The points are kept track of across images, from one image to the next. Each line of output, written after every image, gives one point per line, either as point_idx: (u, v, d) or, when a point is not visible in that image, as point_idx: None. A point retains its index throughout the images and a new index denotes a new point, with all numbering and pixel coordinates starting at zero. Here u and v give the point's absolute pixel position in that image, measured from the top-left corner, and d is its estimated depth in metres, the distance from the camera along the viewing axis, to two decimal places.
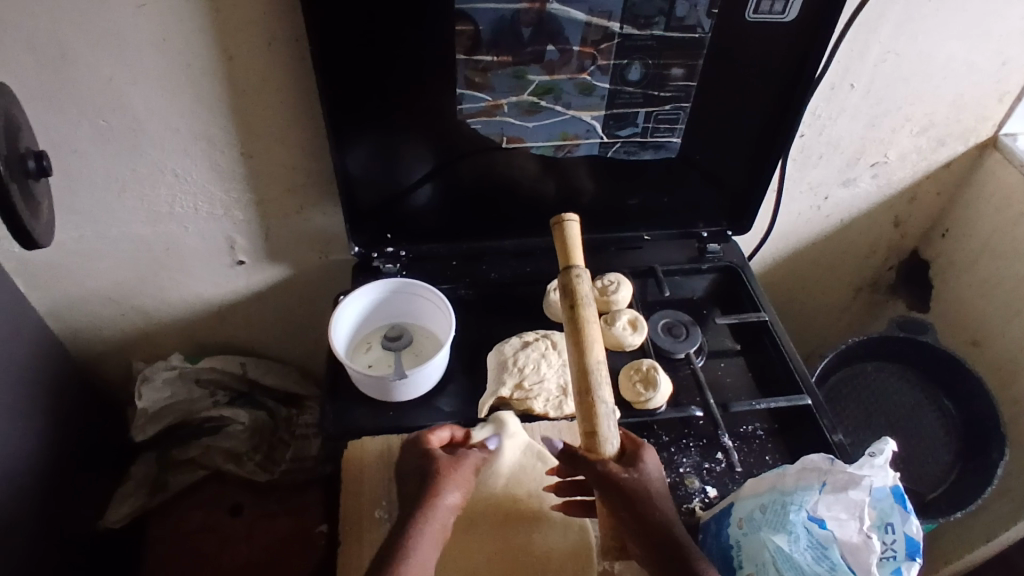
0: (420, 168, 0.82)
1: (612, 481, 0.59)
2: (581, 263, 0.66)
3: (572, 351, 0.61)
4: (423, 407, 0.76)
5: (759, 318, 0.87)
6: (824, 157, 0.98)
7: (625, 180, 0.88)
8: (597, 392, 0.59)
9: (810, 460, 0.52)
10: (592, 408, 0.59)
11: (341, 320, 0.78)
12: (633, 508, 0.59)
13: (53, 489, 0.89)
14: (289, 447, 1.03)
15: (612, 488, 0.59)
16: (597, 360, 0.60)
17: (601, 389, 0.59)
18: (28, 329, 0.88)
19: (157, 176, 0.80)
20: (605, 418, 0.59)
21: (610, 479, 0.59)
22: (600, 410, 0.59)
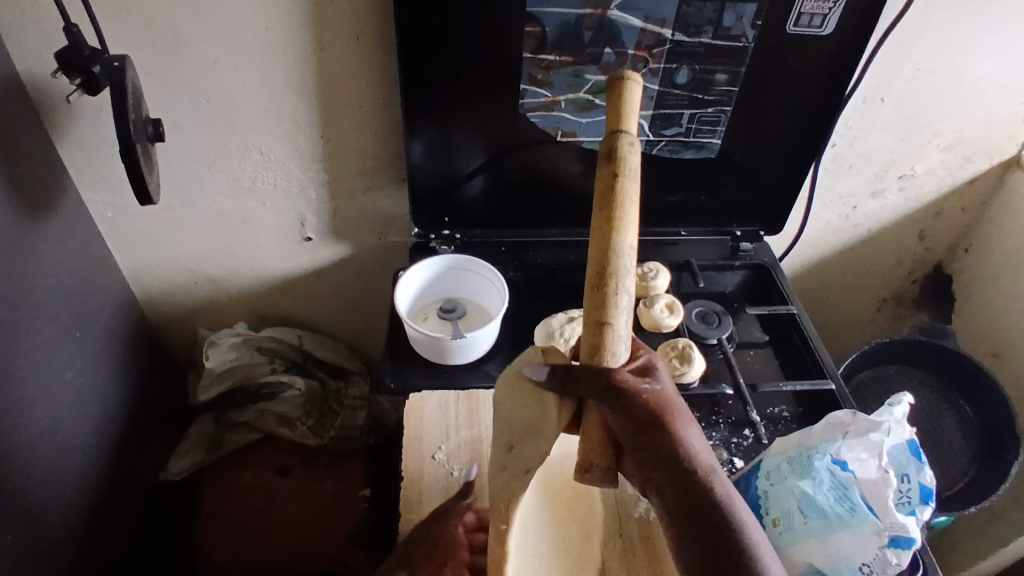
0: (481, 157, 0.90)
1: (629, 399, 0.46)
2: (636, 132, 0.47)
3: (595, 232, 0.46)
4: (474, 372, 0.84)
5: (789, 312, 0.93)
6: (854, 167, 1.04)
7: (666, 178, 0.96)
8: (618, 277, 0.46)
9: (834, 417, 0.59)
10: (604, 304, 0.46)
11: (404, 289, 0.86)
12: (640, 422, 0.46)
13: (125, 436, 0.97)
14: (338, 415, 1.10)
15: (628, 404, 0.46)
16: (626, 243, 0.46)
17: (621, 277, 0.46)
18: (114, 288, 0.97)
19: (244, 153, 0.89)
20: (623, 313, 0.47)
21: (625, 392, 0.46)
22: (618, 299, 0.46)
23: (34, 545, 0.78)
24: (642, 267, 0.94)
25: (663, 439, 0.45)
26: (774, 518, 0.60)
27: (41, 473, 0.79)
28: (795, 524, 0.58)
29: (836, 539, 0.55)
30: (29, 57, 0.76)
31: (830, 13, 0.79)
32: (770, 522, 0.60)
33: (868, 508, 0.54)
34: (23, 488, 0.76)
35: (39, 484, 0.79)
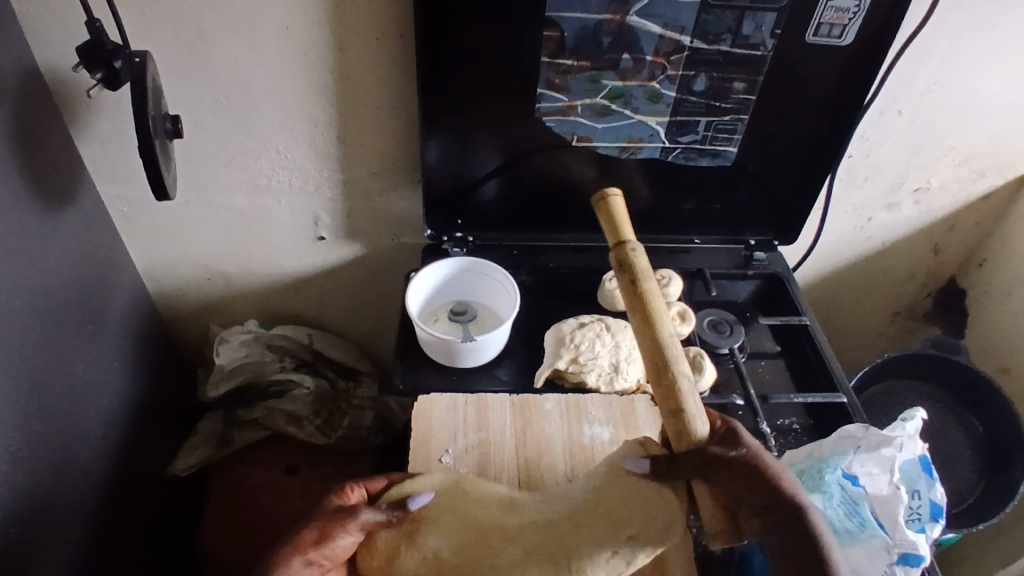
0: (495, 160, 0.90)
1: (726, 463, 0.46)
2: (632, 235, 0.53)
3: (638, 330, 0.49)
4: (483, 375, 0.84)
5: (801, 322, 0.92)
6: (870, 179, 1.04)
7: (681, 185, 0.95)
8: (676, 368, 0.47)
9: (846, 430, 0.58)
10: (670, 391, 0.47)
11: (416, 289, 0.86)
12: (749, 486, 0.46)
13: (134, 428, 0.98)
14: (346, 415, 1.11)
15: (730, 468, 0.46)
16: (672, 332, 0.48)
17: (679, 364, 0.47)
18: (128, 282, 0.98)
19: (261, 151, 0.89)
20: (691, 397, 0.47)
21: (721, 460, 0.46)
22: (682, 386, 0.47)
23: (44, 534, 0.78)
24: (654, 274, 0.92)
25: (772, 497, 0.46)
26: None
27: (52, 464, 0.80)
28: None
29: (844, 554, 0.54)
30: (52, 51, 0.76)
31: (850, 23, 0.78)
32: None
33: (878, 524, 0.54)
34: (33, 479, 0.77)
35: (50, 475, 0.80)
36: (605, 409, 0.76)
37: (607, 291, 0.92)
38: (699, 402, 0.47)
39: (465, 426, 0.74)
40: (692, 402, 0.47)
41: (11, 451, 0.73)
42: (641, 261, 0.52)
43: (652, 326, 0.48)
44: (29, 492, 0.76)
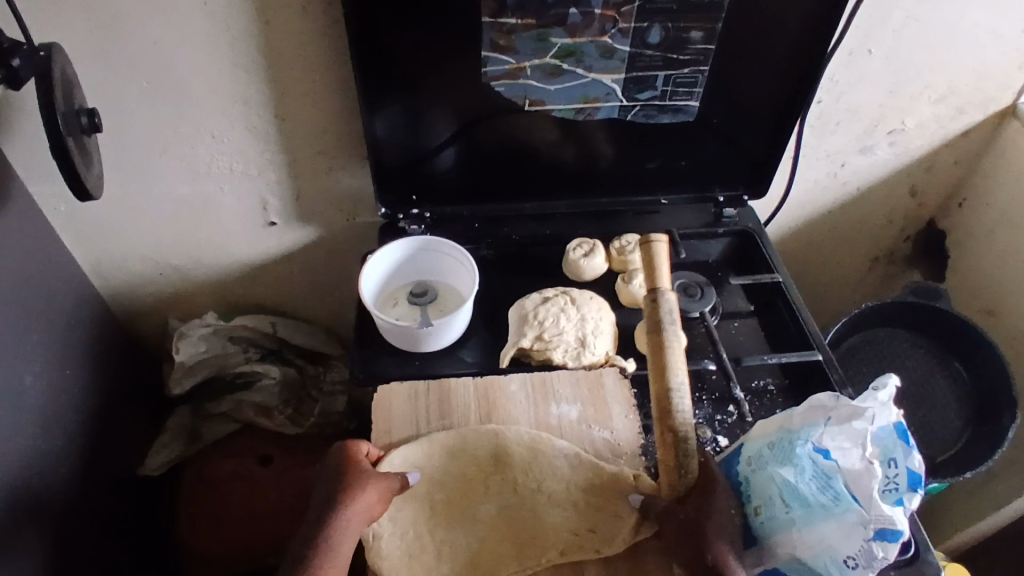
0: (444, 131, 0.85)
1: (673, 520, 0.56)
2: (666, 283, 0.60)
3: (653, 376, 0.57)
4: (446, 357, 0.81)
5: (773, 279, 0.90)
6: (842, 123, 1.00)
7: (644, 143, 0.91)
8: (676, 419, 0.55)
9: (817, 400, 0.56)
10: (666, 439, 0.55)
11: (370, 274, 0.82)
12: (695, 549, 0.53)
13: (96, 433, 0.95)
14: (317, 402, 1.09)
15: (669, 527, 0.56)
16: (678, 384, 0.55)
17: (678, 418, 0.55)
18: (73, 283, 0.94)
19: (196, 137, 0.84)
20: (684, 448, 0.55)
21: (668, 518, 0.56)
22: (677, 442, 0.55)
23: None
24: (618, 240, 0.88)
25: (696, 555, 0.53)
26: (755, 506, 0.57)
27: (4, 483, 0.77)
28: (777, 513, 0.55)
29: (818, 530, 0.52)
30: None
31: None
32: (752, 510, 0.58)
33: (852, 498, 0.51)
34: None
35: (5, 494, 0.77)
36: (572, 386, 0.73)
37: (572, 262, 0.87)
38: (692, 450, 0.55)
39: (427, 415, 0.71)
40: (685, 454, 0.55)
41: None
42: (665, 307, 0.58)
43: (663, 377, 0.56)
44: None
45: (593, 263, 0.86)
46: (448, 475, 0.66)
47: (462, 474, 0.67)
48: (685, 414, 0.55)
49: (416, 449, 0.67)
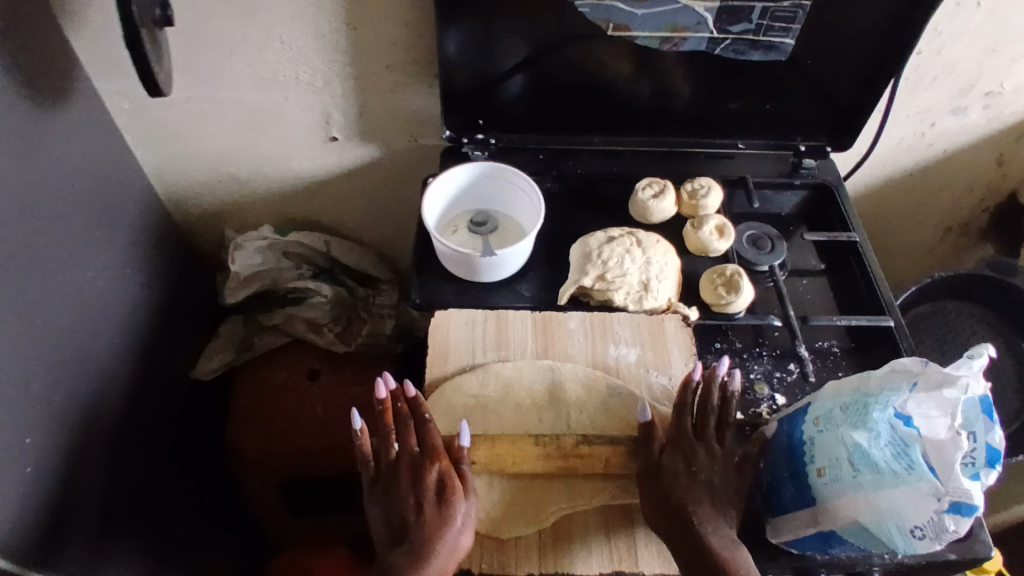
0: (515, 55, 0.81)
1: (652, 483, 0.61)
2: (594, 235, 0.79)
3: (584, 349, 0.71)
4: (504, 289, 0.79)
5: (850, 238, 0.85)
6: (937, 80, 0.93)
7: (727, 81, 0.85)
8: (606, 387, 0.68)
9: (901, 363, 0.53)
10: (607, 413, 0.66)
11: (432, 199, 0.80)
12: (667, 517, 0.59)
13: (153, 334, 0.97)
14: (366, 323, 1.09)
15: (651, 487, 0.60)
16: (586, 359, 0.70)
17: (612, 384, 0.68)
18: (135, 185, 0.94)
19: (265, 42, 0.81)
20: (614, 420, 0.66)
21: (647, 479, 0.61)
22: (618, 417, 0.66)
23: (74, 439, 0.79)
24: (691, 183, 0.84)
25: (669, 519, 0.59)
26: (819, 467, 0.56)
27: (72, 373, 0.79)
28: (843, 475, 0.53)
29: (884, 496, 0.51)
30: None
31: None
32: (815, 471, 0.56)
33: (928, 468, 0.49)
34: (54, 388, 0.76)
35: (72, 383, 0.79)
36: (632, 329, 0.72)
37: (640, 203, 0.83)
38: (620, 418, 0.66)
39: (485, 342, 0.71)
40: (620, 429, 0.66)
41: (29, 362, 0.72)
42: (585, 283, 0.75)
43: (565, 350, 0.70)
44: (51, 400, 0.75)
45: (662, 206, 0.82)
46: (503, 408, 0.66)
47: (520, 407, 0.66)
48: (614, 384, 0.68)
49: (471, 380, 0.67)
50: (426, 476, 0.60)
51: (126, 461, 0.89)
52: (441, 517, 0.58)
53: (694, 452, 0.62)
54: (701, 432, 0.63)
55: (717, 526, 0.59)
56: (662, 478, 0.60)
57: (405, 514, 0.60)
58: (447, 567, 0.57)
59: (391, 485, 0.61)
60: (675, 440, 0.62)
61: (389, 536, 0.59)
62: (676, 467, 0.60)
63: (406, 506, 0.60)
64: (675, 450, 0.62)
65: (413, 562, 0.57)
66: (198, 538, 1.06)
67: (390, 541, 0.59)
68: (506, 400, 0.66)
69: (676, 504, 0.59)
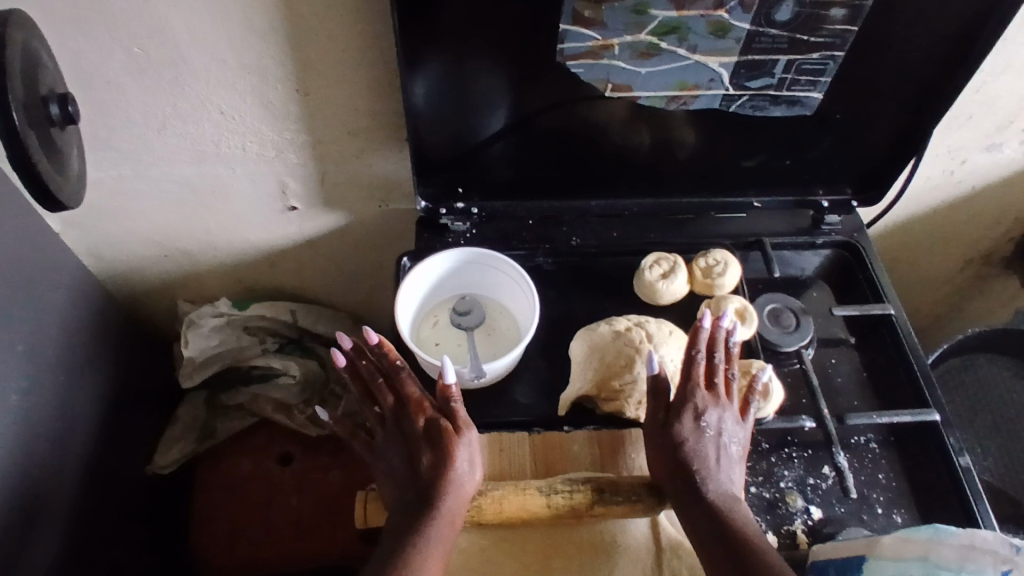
0: (499, 117, 0.70)
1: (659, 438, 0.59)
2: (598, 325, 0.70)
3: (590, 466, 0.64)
4: (496, 395, 0.68)
5: (884, 312, 0.76)
6: (974, 118, 0.82)
7: (742, 137, 0.75)
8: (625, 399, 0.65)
9: (983, 539, 0.46)
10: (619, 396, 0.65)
11: (409, 293, 0.69)
12: (674, 466, 0.58)
13: (101, 435, 0.86)
14: (340, 400, 0.96)
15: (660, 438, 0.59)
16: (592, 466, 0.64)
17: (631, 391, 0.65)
18: (66, 271, 0.81)
19: (201, 113, 0.69)
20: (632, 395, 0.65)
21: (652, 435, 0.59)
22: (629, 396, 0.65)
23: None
24: (705, 257, 0.73)
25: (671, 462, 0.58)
26: None
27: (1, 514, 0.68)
28: None
29: None
30: None
31: None
32: None
33: None
34: None
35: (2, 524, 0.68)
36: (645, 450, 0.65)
37: (646, 283, 0.73)
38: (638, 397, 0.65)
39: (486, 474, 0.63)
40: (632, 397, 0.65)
41: None
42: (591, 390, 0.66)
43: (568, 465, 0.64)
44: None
45: (672, 287, 0.72)
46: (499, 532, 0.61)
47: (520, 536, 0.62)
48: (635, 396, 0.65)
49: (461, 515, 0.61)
50: (412, 426, 0.59)
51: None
52: (438, 457, 0.57)
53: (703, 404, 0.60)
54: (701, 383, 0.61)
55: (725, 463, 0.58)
56: (667, 439, 0.58)
57: (405, 471, 0.58)
58: (457, 509, 0.56)
59: (388, 442, 0.60)
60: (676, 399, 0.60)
61: (395, 494, 0.58)
62: (685, 426, 0.58)
63: (402, 460, 0.59)
64: (676, 407, 0.59)
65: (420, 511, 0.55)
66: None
67: (394, 495, 0.58)
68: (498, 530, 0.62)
69: (686, 457, 0.57)
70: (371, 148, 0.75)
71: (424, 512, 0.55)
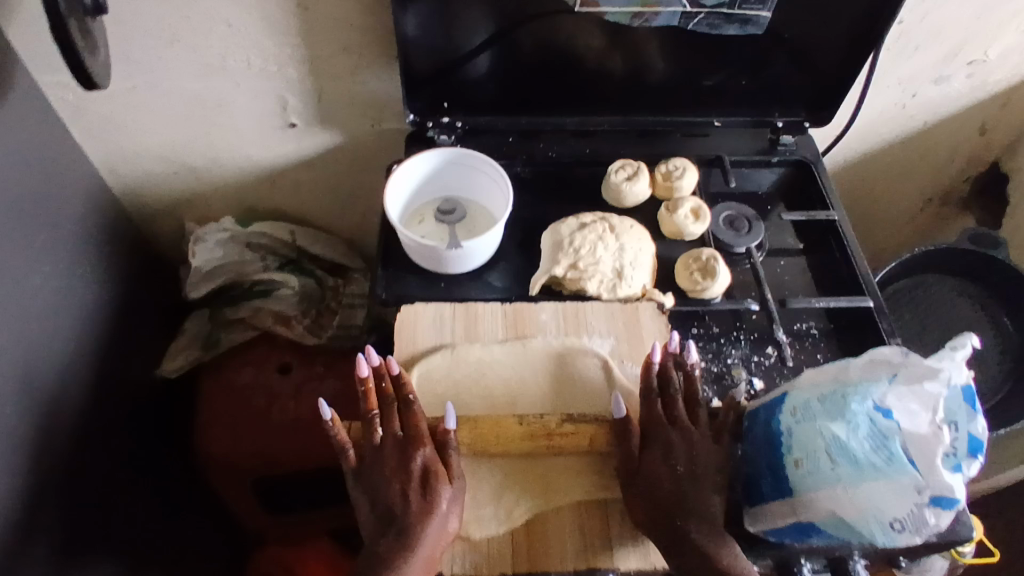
0: (481, 32, 0.77)
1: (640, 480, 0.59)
2: (566, 220, 0.77)
3: (554, 330, 0.69)
4: (474, 280, 0.76)
5: (828, 217, 0.83)
6: (921, 49, 0.90)
7: (702, 57, 0.82)
8: (584, 282, 0.72)
9: (880, 354, 0.51)
10: (579, 280, 0.72)
11: (396, 189, 0.76)
12: (654, 507, 0.58)
13: (114, 336, 0.93)
14: (336, 314, 1.06)
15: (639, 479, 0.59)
16: (555, 332, 0.69)
17: (589, 277, 0.72)
18: (84, 180, 0.89)
19: (210, 25, 0.76)
20: (590, 280, 0.72)
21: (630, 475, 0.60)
22: (587, 282, 0.72)
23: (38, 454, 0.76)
24: (665, 164, 0.81)
25: (649, 500, 0.58)
26: (797, 458, 0.54)
27: (30, 386, 0.75)
28: (821, 467, 0.52)
29: (865, 489, 0.49)
30: None
31: None
32: (792, 462, 0.55)
33: (908, 460, 0.47)
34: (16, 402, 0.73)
35: (36, 393, 0.76)
36: (607, 320, 0.70)
37: (613, 186, 0.80)
38: (596, 282, 0.72)
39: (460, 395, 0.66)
40: (587, 282, 0.72)
41: None
42: (558, 274, 0.73)
43: (532, 327, 0.69)
44: (8, 413, 0.71)
45: (636, 189, 0.80)
46: (465, 381, 0.65)
47: (480, 387, 0.65)
48: (593, 280, 0.72)
49: (428, 363, 0.66)
50: (409, 464, 0.58)
51: (94, 474, 0.86)
52: (427, 502, 0.57)
53: (676, 442, 0.60)
54: (673, 415, 0.62)
55: (709, 502, 0.58)
56: (648, 480, 0.59)
57: (388, 503, 0.58)
58: (435, 553, 0.56)
59: (378, 470, 0.59)
60: (651, 434, 0.61)
61: (373, 524, 0.58)
62: (659, 469, 0.59)
63: (388, 493, 0.58)
64: (653, 445, 0.60)
65: (398, 550, 0.55)
66: (175, 545, 1.03)
67: (373, 526, 0.58)
68: (464, 379, 0.66)
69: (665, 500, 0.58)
70: (365, 64, 0.82)
71: (405, 550, 0.55)
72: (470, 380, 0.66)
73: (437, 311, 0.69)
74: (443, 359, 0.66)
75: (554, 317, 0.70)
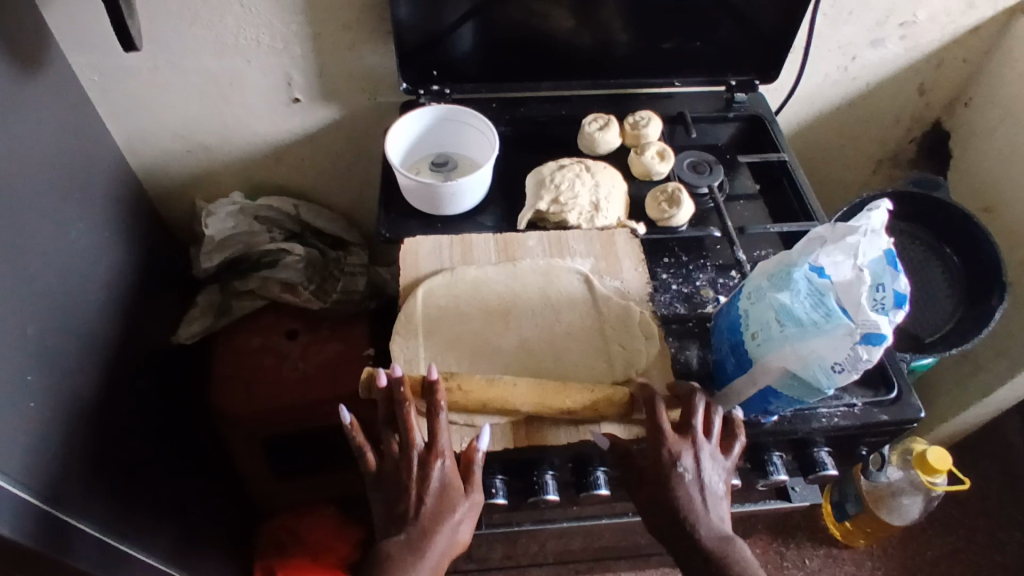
0: (461, 5, 0.87)
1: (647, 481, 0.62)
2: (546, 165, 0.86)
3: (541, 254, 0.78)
4: (467, 221, 0.85)
5: (779, 159, 0.94)
6: (855, 13, 1.01)
7: (661, 23, 0.92)
8: (565, 214, 0.81)
9: (814, 232, 0.60)
10: (560, 213, 0.82)
11: (394, 143, 0.86)
12: (655, 501, 0.62)
13: (139, 302, 1.01)
14: (339, 281, 1.14)
15: (646, 480, 0.62)
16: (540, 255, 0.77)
17: (569, 210, 0.81)
18: (109, 156, 0.97)
19: (225, 6, 0.85)
20: (570, 212, 0.81)
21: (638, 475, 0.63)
22: (568, 213, 0.81)
23: (86, 395, 0.83)
24: (634, 116, 0.92)
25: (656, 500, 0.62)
26: (754, 331, 0.63)
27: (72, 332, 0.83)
28: (773, 334, 0.61)
29: (809, 343, 0.58)
30: None
31: None
32: (750, 336, 0.64)
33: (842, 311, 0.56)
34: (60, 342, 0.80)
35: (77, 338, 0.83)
36: (585, 243, 0.79)
37: (587, 135, 0.91)
38: (576, 214, 0.81)
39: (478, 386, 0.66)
40: (568, 215, 0.81)
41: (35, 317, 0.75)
42: (541, 207, 0.82)
43: (520, 254, 0.78)
44: (59, 354, 0.79)
45: (606, 137, 0.90)
46: (464, 297, 0.73)
47: (477, 304, 0.73)
48: (573, 212, 0.81)
49: (430, 285, 0.74)
50: (426, 477, 0.61)
51: (132, 423, 0.93)
52: (440, 514, 0.61)
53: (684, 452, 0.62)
54: (685, 424, 0.63)
55: (713, 505, 0.62)
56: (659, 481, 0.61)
57: (405, 507, 0.61)
58: (446, 554, 0.61)
59: (396, 475, 0.62)
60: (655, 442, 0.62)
61: (388, 519, 0.62)
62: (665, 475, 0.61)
63: (405, 498, 0.61)
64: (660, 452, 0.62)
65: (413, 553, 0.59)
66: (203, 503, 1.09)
67: (389, 521, 0.62)
68: (464, 297, 0.74)
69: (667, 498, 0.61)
70: (360, 40, 0.92)
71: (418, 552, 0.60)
72: (468, 297, 0.74)
73: (436, 243, 0.78)
74: (444, 279, 0.74)
75: (540, 249, 0.78)
